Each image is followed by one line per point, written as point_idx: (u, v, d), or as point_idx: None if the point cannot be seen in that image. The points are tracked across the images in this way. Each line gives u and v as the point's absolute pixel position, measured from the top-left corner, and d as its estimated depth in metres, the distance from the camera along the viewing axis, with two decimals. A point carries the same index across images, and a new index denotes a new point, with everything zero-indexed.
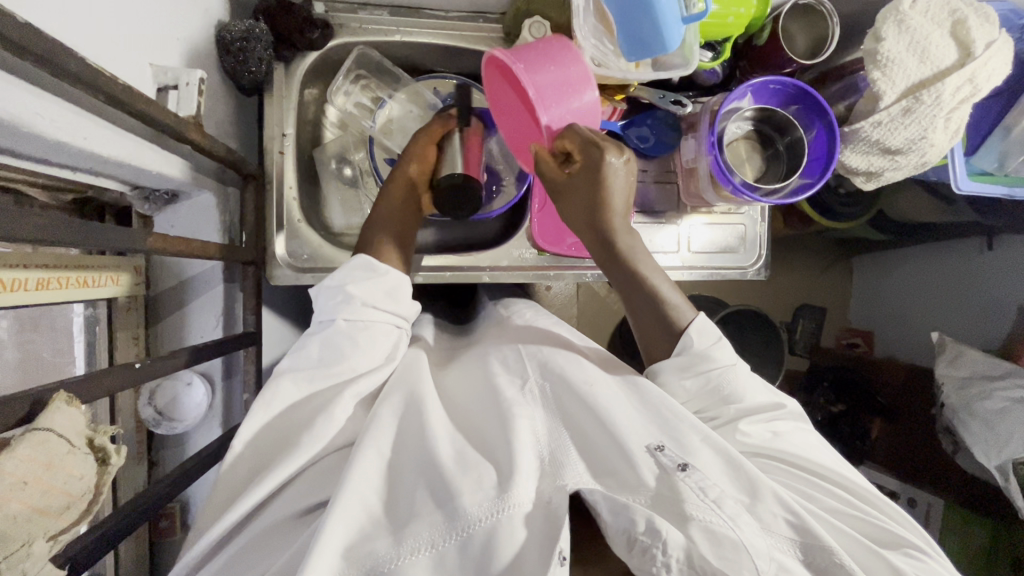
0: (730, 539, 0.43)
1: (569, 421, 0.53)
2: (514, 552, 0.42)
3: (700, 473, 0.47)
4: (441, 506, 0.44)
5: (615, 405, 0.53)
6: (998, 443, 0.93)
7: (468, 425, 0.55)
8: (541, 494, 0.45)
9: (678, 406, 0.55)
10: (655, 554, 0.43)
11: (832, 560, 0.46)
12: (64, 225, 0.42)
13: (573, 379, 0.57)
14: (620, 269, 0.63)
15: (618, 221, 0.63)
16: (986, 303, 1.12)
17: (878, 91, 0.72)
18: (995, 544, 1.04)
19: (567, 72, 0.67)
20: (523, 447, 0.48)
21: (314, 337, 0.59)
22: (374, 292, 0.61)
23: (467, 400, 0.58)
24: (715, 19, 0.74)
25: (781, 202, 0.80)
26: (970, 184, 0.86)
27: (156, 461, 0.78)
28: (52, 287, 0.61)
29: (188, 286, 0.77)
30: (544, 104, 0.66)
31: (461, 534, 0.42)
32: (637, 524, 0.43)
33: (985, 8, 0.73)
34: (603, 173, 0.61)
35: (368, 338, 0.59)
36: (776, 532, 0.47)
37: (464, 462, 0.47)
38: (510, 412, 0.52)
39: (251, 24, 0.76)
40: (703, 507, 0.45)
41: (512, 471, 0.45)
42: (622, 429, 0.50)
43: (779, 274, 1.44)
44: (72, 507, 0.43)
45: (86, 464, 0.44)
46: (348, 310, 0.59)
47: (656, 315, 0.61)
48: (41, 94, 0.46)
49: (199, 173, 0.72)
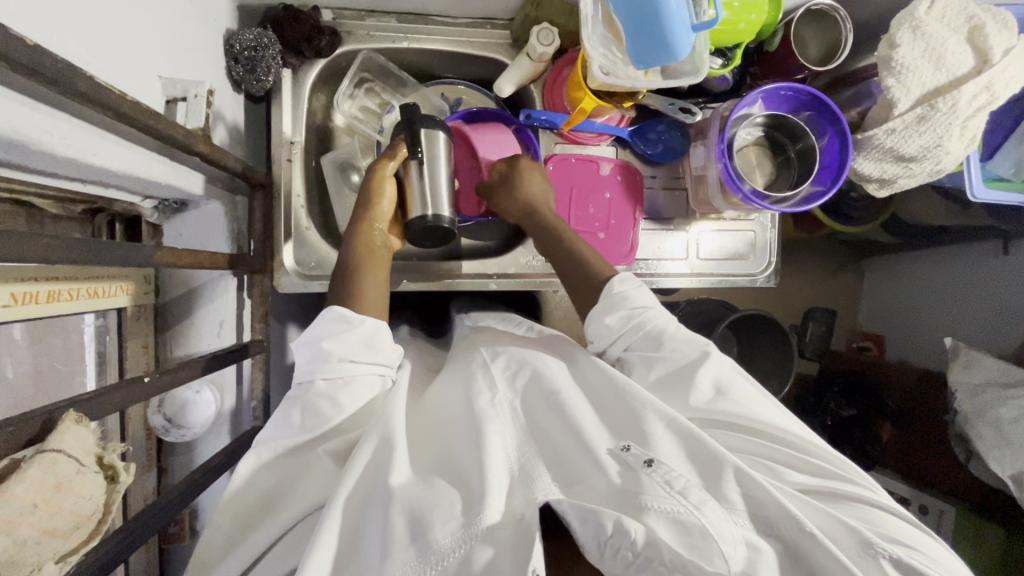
0: (697, 526, 0.44)
1: (541, 429, 0.55)
2: (487, 562, 0.43)
3: (665, 466, 0.49)
4: (415, 542, 0.44)
5: (582, 415, 0.55)
6: (1014, 453, 0.91)
7: (440, 431, 0.57)
8: (513, 510, 0.46)
9: (642, 395, 0.57)
10: (625, 553, 0.43)
11: (800, 528, 0.46)
12: (72, 244, 0.42)
13: (543, 387, 0.59)
14: (553, 242, 0.76)
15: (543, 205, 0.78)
16: (1001, 308, 1.10)
17: (892, 98, 0.71)
18: (1009, 553, 1.02)
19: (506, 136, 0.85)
20: (495, 465, 0.49)
21: (293, 401, 0.59)
22: (350, 344, 0.61)
23: (440, 404, 0.61)
24: (725, 26, 0.73)
25: (793, 209, 0.78)
26: (986, 190, 0.84)
27: (166, 467, 0.78)
28: (62, 299, 0.62)
29: (197, 294, 0.78)
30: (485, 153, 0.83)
31: (436, 568, 0.43)
32: (605, 527, 0.43)
33: (1003, 13, 0.71)
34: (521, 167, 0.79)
35: (350, 394, 0.59)
36: (737, 510, 0.48)
37: (429, 491, 0.48)
38: (481, 426, 0.53)
39: (259, 33, 0.76)
40: (666, 498, 0.45)
41: (483, 493, 0.46)
42: (590, 436, 0.52)
43: (789, 276, 1.43)
44: (81, 527, 0.46)
45: (94, 484, 0.47)
46: (326, 368, 0.59)
47: (586, 273, 0.72)
48: (52, 112, 0.46)
49: (208, 183, 0.72)
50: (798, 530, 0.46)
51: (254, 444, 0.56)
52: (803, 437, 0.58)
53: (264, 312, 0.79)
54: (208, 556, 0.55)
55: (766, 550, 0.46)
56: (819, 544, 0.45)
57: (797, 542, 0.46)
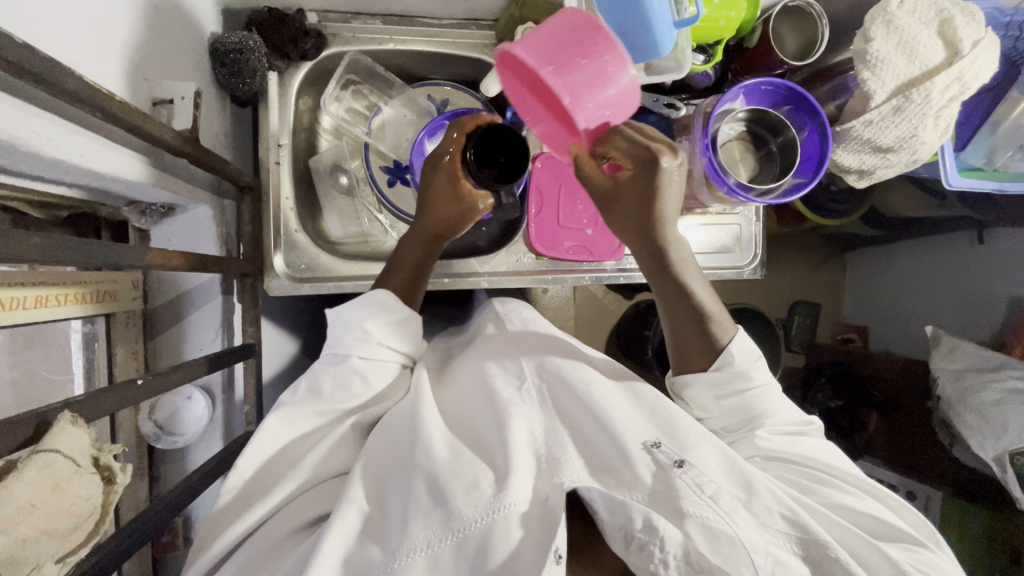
0: (726, 534, 0.47)
1: (567, 418, 0.58)
2: (509, 549, 0.45)
3: (696, 469, 0.52)
4: (438, 507, 0.48)
5: (609, 404, 0.58)
6: (996, 434, 0.94)
7: (466, 418, 0.60)
8: (539, 492, 0.49)
9: (675, 407, 0.60)
10: (652, 550, 0.47)
11: (827, 555, 0.49)
12: (63, 244, 0.42)
13: (569, 377, 0.61)
14: (670, 282, 0.63)
15: (670, 230, 0.62)
16: (981, 295, 1.13)
17: (868, 90, 0.73)
18: (993, 535, 1.05)
19: (603, 63, 0.55)
20: (520, 448, 0.52)
21: (327, 371, 0.62)
22: (389, 330, 0.64)
23: (466, 394, 0.64)
24: (706, 23, 0.74)
25: (776, 201, 0.79)
26: (959, 179, 0.86)
27: (157, 476, 0.77)
28: (49, 304, 0.62)
29: (186, 298, 0.77)
30: (584, 113, 0.55)
31: (457, 535, 0.46)
32: (635, 522, 0.47)
33: (970, 7, 0.74)
34: (659, 179, 0.59)
35: (379, 376, 0.63)
36: (772, 527, 0.50)
37: (456, 463, 0.51)
38: (506, 411, 0.56)
39: (244, 36, 0.75)
40: (698, 503, 0.49)
41: (509, 472, 0.49)
42: (620, 429, 0.55)
43: (776, 271, 1.45)
44: (78, 528, 0.44)
45: (91, 484, 0.45)
46: (363, 348, 0.62)
47: (704, 328, 0.64)
48: (33, 110, 0.46)
49: (195, 187, 0.72)
50: (828, 557, 0.49)
51: (279, 407, 0.59)
52: (860, 480, 0.63)
53: (255, 317, 0.79)
54: (208, 533, 0.56)
55: (799, 570, 0.48)
56: (844, 569, 0.49)
57: (823, 562, 0.50)
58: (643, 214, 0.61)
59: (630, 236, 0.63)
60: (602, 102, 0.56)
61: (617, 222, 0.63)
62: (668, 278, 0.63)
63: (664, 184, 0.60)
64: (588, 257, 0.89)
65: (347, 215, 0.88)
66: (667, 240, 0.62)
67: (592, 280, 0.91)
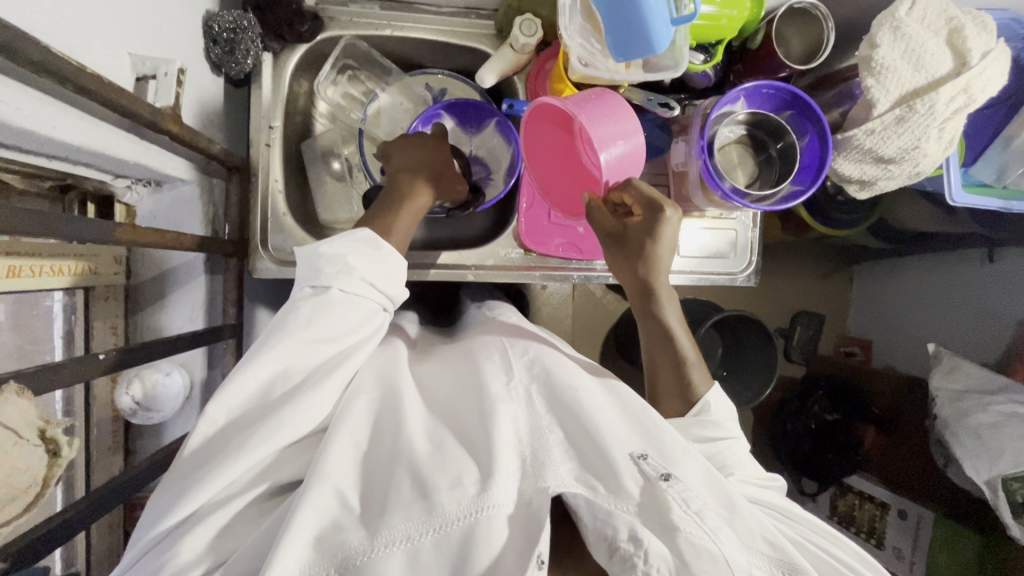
0: (708, 551, 0.47)
1: (554, 417, 0.57)
2: (491, 559, 0.46)
3: (682, 484, 0.50)
4: (420, 500, 0.48)
5: (597, 407, 0.57)
6: (990, 457, 0.91)
7: (450, 410, 0.60)
8: (522, 495, 0.49)
9: (659, 417, 0.58)
10: (635, 562, 0.46)
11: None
12: (30, 217, 0.42)
13: (557, 382, 0.60)
14: (656, 319, 0.69)
15: (662, 275, 0.70)
16: (987, 315, 1.11)
17: (872, 98, 0.71)
18: (983, 560, 1.02)
19: (624, 125, 0.66)
20: (505, 447, 0.51)
21: (303, 301, 0.60)
22: (374, 269, 0.63)
23: (447, 389, 0.63)
24: (707, 21, 0.72)
25: (772, 208, 0.77)
26: (964, 196, 0.84)
27: (132, 449, 0.78)
28: (23, 274, 0.61)
29: (170, 276, 0.77)
30: (606, 159, 0.66)
31: (438, 530, 0.46)
32: (620, 532, 0.47)
33: (983, 17, 0.71)
34: (660, 227, 0.67)
35: (358, 312, 0.61)
36: (753, 548, 0.50)
37: (440, 458, 0.51)
38: (491, 407, 0.55)
39: (239, 15, 0.76)
40: (686, 519, 0.48)
41: (493, 470, 0.49)
42: (608, 437, 0.53)
43: (779, 279, 1.42)
44: (16, 499, 0.46)
45: (32, 456, 0.46)
46: (344, 281, 0.61)
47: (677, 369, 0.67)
48: (9, 81, 0.46)
49: (181, 165, 0.72)
50: None
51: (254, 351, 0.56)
52: (834, 535, 0.61)
53: (237, 297, 0.79)
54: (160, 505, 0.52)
55: None
56: None
57: None
58: (643, 252, 0.69)
59: (625, 269, 0.71)
60: (618, 157, 0.67)
61: (618, 256, 0.71)
62: (651, 308, 0.70)
63: (665, 232, 0.67)
64: (577, 255, 0.88)
65: (338, 201, 0.88)
66: (659, 282, 0.70)
67: (581, 278, 0.90)
